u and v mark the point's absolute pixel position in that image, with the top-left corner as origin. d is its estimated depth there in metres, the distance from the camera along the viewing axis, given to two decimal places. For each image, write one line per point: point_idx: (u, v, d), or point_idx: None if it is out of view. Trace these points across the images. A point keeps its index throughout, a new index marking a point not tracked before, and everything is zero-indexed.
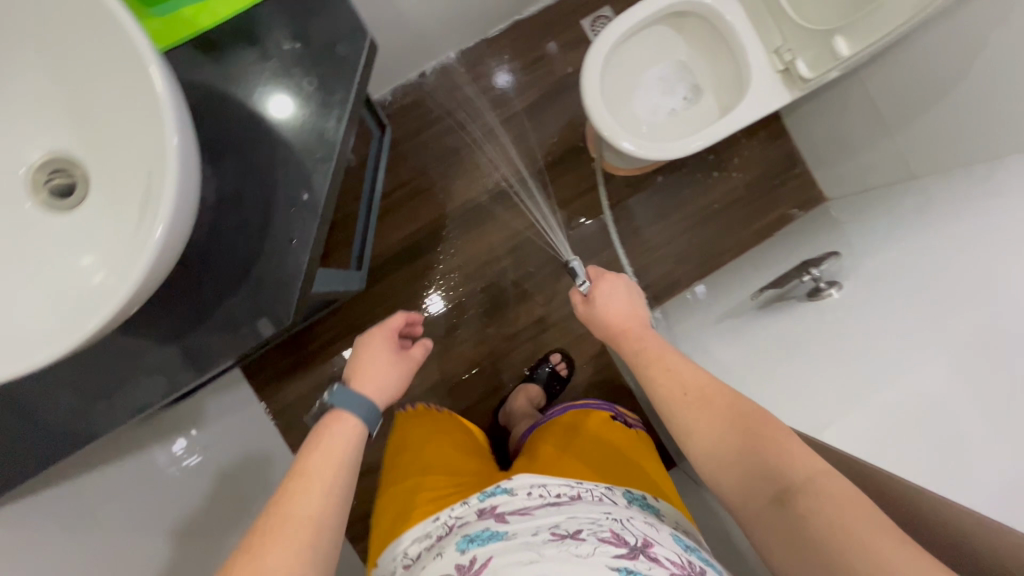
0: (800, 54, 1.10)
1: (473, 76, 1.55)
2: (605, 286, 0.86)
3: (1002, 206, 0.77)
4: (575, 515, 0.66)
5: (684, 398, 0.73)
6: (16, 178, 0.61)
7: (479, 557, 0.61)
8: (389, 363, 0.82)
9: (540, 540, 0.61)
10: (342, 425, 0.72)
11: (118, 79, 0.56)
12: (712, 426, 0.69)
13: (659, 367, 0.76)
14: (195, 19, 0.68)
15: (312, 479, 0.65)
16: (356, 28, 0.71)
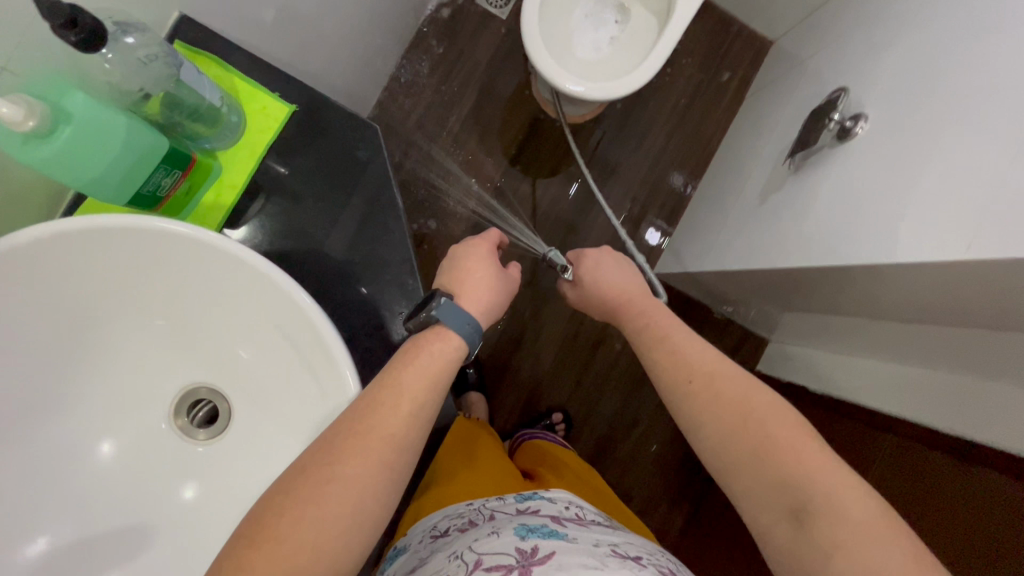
0: None
1: (409, 103, 1.52)
2: (591, 261, 0.86)
3: None
4: (632, 542, 0.53)
5: (688, 387, 0.65)
6: (165, 434, 0.60)
7: (541, 547, 0.47)
8: (496, 279, 0.69)
9: (599, 552, 0.47)
10: (440, 344, 0.59)
11: (226, 286, 0.59)
12: (735, 400, 0.61)
13: (663, 349, 0.71)
14: (219, 199, 0.66)
15: (389, 414, 0.53)
16: (363, 128, 0.72)
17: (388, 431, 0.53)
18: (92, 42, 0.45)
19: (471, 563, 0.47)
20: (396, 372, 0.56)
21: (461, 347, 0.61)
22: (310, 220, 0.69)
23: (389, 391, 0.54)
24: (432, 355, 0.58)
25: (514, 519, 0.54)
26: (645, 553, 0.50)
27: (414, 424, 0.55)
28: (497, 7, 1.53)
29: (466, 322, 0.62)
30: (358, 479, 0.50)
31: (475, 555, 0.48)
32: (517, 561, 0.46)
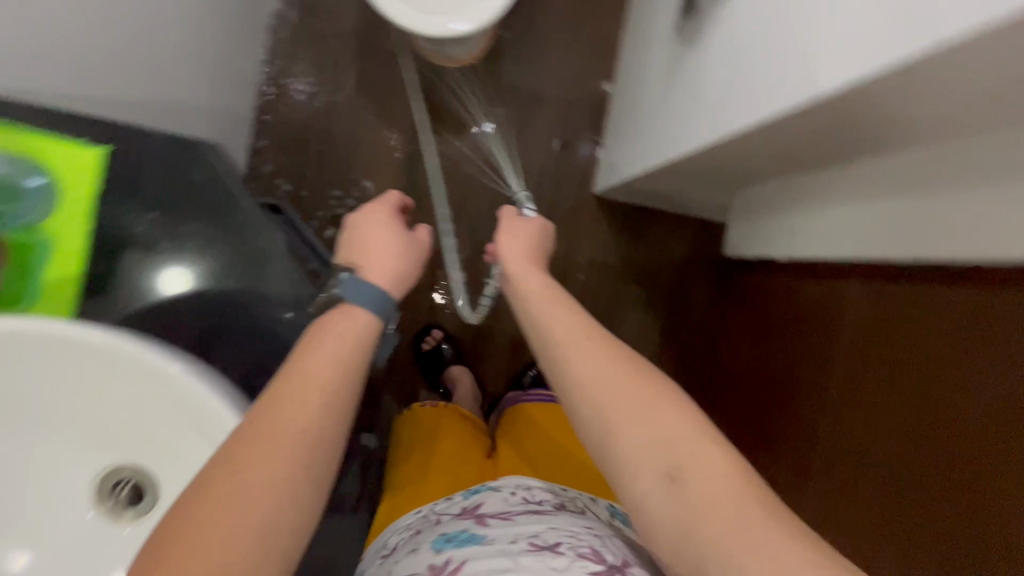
0: None
1: (293, 88, 1.35)
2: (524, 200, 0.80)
3: None
4: (557, 526, 0.56)
5: (560, 337, 0.55)
6: (93, 523, 0.57)
7: (455, 559, 0.53)
8: (402, 245, 0.64)
9: (518, 549, 0.52)
10: (347, 321, 0.55)
11: (76, 363, 0.55)
12: (607, 365, 0.52)
13: (547, 301, 0.60)
14: (68, 273, 0.60)
15: (297, 409, 0.48)
16: (188, 145, 0.68)
17: (293, 427, 0.47)
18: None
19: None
20: (292, 374, 0.50)
21: (353, 340, 0.53)
22: (166, 263, 0.65)
23: (286, 388, 0.49)
24: (323, 362, 0.51)
25: (437, 531, 0.59)
26: (566, 537, 0.53)
27: (326, 419, 0.49)
28: None
29: (373, 299, 0.57)
30: (262, 483, 0.45)
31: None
32: None
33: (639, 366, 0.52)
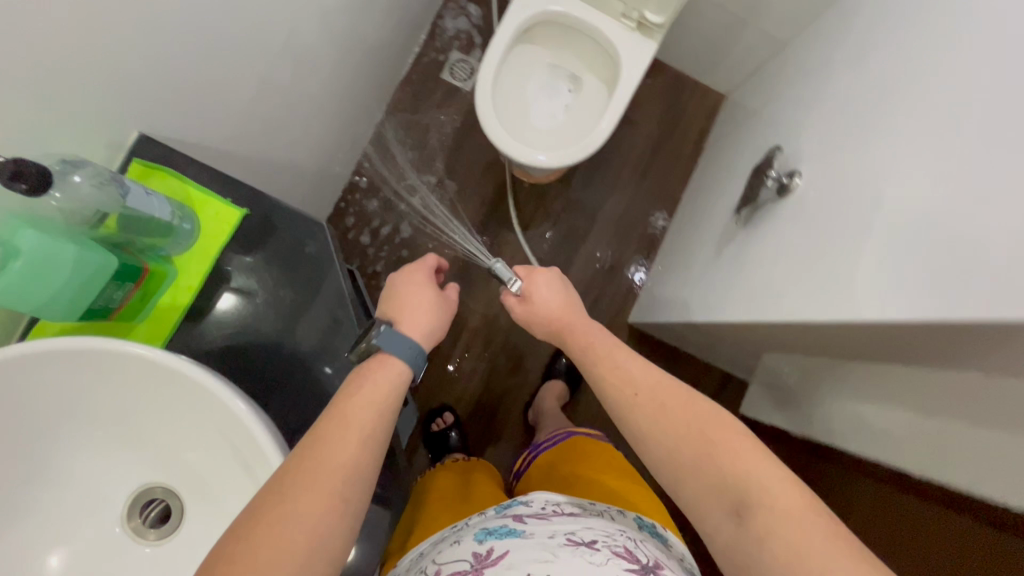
0: (643, 7, 0.89)
1: (601, 205, 1.28)
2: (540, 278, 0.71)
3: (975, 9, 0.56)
4: (591, 525, 0.51)
5: (635, 398, 0.55)
6: None
7: (496, 551, 0.48)
8: (548, 290, 0.70)
9: (554, 542, 0.47)
10: (416, 295, 0.62)
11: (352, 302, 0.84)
12: (648, 412, 0.53)
13: (607, 366, 0.60)
14: None
15: (378, 388, 0.50)
16: None
17: (371, 407, 0.48)
18: (48, 186, 0.37)
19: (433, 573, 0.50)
20: (376, 365, 0.52)
21: (408, 371, 0.53)
22: None
23: (373, 378, 0.51)
24: (395, 364, 0.52)
25: (477, 525, 0.56)
26: (602, 537, 0.49)
27: (391, 397, 0.50)
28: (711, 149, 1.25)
29: (409, 346, 0.54)
30: (336, 470, 0.44)
31: (438, 566, 0.51)
32: (471, 565, 0.48)
33: (667, 413, 0.52)
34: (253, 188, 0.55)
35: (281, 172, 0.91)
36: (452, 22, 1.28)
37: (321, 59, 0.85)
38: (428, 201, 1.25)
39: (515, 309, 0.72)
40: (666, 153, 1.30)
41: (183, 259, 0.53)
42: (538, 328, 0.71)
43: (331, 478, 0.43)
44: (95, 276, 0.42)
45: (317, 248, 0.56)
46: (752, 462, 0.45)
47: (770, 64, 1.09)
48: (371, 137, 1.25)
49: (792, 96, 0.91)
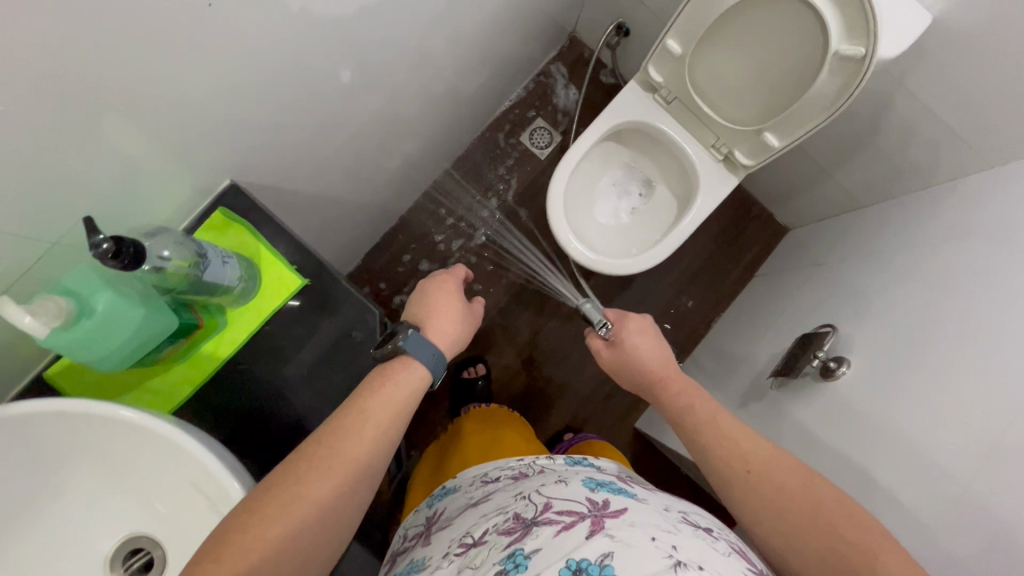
0: (735, 145, 0.89)
1: (640, 302, 1.28)
2: (634, 323, 0.72)
3: None
4: (695, 512, 0.48)
5: (744, 473, 0.52)
6: None
7: (614, 504, 0.43)
8: (644, 339, 0.70)
9: (671, 516, 0.44)
10: (440, 292, 0.63)
11: None
12: (768, 498, 0.50)
13: (709, 431, 0.57)
14: None
15: (399, 387, 0.52)
16: None
17: (394, 411, 0.50)
18: (136, 262, 0.37)
19: (541, 505, 0.44)
20: (399, 366, 0.53)
21: (428, 377, 0.55)
22: None
23: (396, 379, 0.52)
24: (417, 368, 0.54)
25: (582, 475, 0.51)
26: (717, 528, 0.46)
27: (410, 401, 0.52)
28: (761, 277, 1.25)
29: (433, 351, 0.56)
30: (351, 460, 0.46)
31: (546, 498, 0.45)
32: (590, 510, 0.42)
33: (803, 486, 0.49)
34: (313, 257, 0.59)
35: (343, 209, 0.93)
36: (563, 91, 1.31)
37: (396, 114, 0.87)
38: (493, 217, 1.29)
39: (607, 357, 0.74)
40: (717, 269, 1.29)
41: (235, 311, 0.54)
42: (628, 380, 0.72)
43: (345, 470, 0.46)
44: (154, 334, 0.43)
45: (362, 336, 0.58)
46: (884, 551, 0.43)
47: (840, 221, 1.07)
48: (440, 174, 1.27)
49: (856, 272, 0.90)
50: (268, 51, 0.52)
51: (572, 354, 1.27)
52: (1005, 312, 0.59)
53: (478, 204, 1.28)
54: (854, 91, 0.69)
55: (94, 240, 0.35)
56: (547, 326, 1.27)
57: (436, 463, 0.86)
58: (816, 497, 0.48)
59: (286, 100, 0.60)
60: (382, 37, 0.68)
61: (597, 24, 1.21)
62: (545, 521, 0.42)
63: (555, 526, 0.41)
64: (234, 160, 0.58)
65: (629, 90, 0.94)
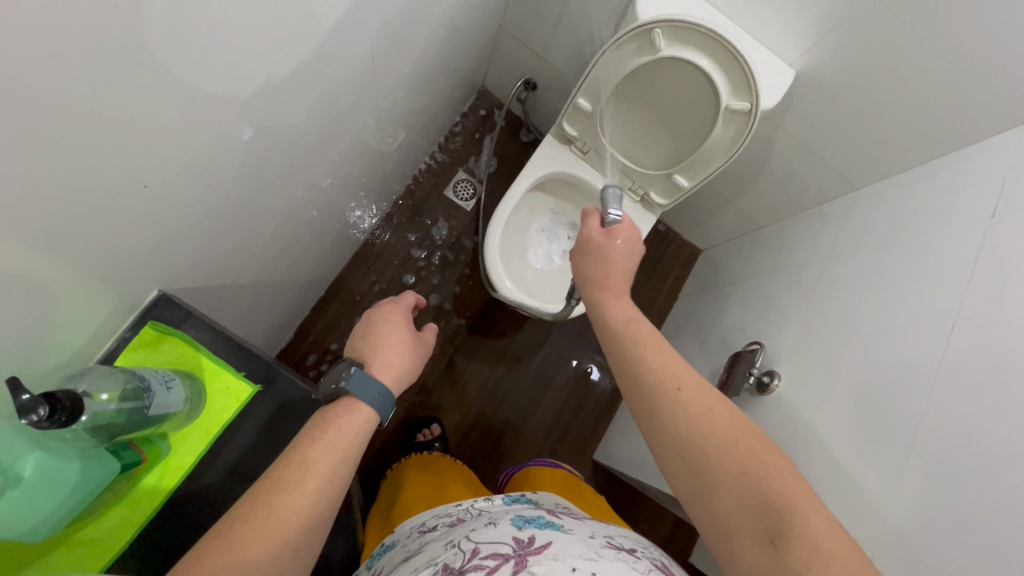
0: (649, 186, 0.97)
1: (579, 335, 1.33)
2: (627, 236, 0.61)
3: (937, 290, 0.66)
4: (621, 535, 0.47)
5: (675, 394, 0.47)
6: None
7: (539, 539, 0.41)
8: (628, 261, 0.61)
9: (594, 541, 0.42)
10: (388, 323, 0.61)
11: None
12: (691, 416, 0.45)
13: (651, 347, 0.51)
14: None
15: (342, 432, 0.49)
16: None
17: (337, 457, 0.47)
18: (76, 415, 0.34)
19: (468, 552, 0.42)
20: (343, 411, 0.51)
21: (376, 417, 0.53)
22: None
23: (337, 424, 0.50)
24: (363, 409, 0.52)
25: (512, 513, 0.49)
26: (640, 547, 0.45)
27: (355, 447, 0.49)
28: (684, 298, 1.34)
29: (378, 390, 0.53)
30: (291, 514, 0.43)
31: (472, 544, 0.43)
32: (514, 550, 0.40)
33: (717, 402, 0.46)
34: (263, 362, 0.58)
35: (273, 287, 0.89)
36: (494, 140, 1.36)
37: (321, 184, 0.85)
38: (431, 265, 1.29)
39: (592, 235, 0.62)
40: (645, 294, 1.38)
41: (178, 434, 0.50)
42: (588, 265, 0.62)
43: (286, 525, 0.42)
44: (97, 488, 0.39)
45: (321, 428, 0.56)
46: (780, 464, 0.42)
47: (746, 241, 1.19)
48: (372, 230, 1.26)
49: (767, 288, 1.01)
50: (179, 149, 0.49)
51: (521, 394, 1.28)
52: (899, 318, 0.69)
53: (414, 256, 1.28)
54: (747, 136, 0.79)
55: (29, 404, 0.31)
56: (494, 371, 1.28)
57: (375, 515, 0.81)
58: (740, 424, 0.45)
59: (206, 192, 0.57)
60: (300, 116, 0.66)
61: (506, 79, 1.27)
62: (469, 568, 0.39)
63: (479, 573, 0.38)
64: (155, 264, 0.54)
65: (547, 143, 1.00)
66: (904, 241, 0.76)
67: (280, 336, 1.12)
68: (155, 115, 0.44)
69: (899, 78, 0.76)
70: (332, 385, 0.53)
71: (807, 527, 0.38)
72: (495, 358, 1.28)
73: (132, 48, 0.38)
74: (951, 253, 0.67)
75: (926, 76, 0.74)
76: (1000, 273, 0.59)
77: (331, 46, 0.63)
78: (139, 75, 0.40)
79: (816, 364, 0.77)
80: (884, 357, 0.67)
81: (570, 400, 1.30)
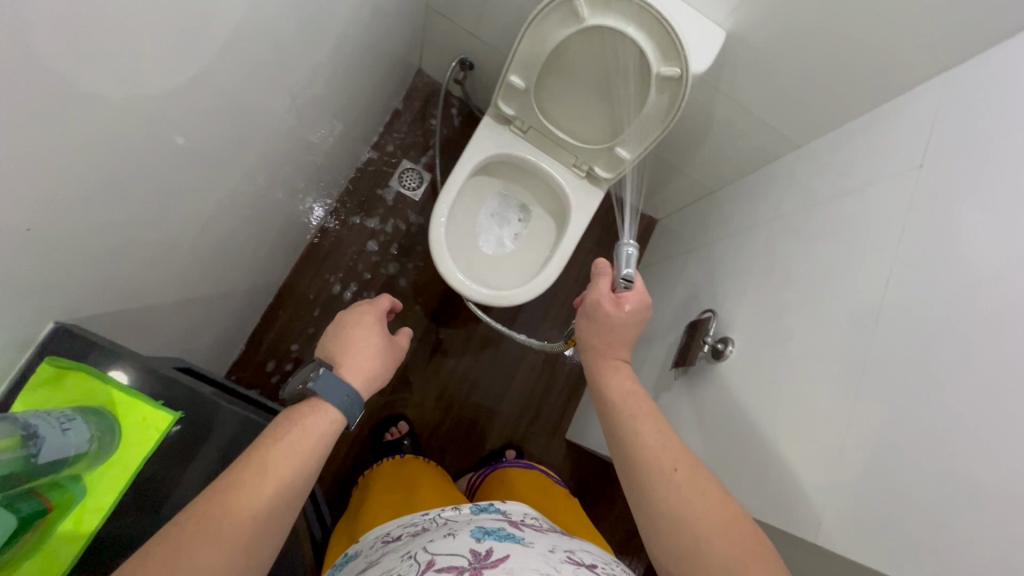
0: (592, 161, 0.95)
1: (542, 316, 1.32)
2: (636, 311, 0.60)
3: (874, 242, 0.66)
4: (585, 550, 0.45)
5: (671, 473, 0.47)
6: None
7: (497, 551, 0.40)
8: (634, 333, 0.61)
9: (553, 555, 0.41)
10: (359, 325, 0.57)
11: None
12: (684, 499, 0.46)
13: (648, 422, 0.51)
14: None
15: (305, 434, 0.46)
16: None
17: (299, 461, 0.44)
18: None
19: (423, 563, 0.40)
20: (308, 411, 0.47)
21: (342, 420, 0.49)
22: None
23: (301, 425, 0.46)
24: (329, 410, 0.48)
25: (473, 525, 0.47)
26: (602, 562, 0.43)
27: (319, 450, 0.46)
28: (643, 269, 1.34)
29: (346, 393, 0.49)
30: (242, 520, 0.39)
31: (429, 556, 0.41)
32: (470, 563, 0.39)
33: (711, 488, 0.46)
34: (181, 383, 0.55)
35: (209, 299, 0.84)
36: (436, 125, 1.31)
37: (248, 189, 0.80)
38: (383, 260, 1.25)
39: (602, 300, 0.61)
40: None
41: (94, 474, 0.47)
42: (593, 331, 0.61)
43: (240, 529, 0.39)
44: None
45: None
46: (762, 556, 0.42)
47: (698, 208, 1.19)
48: (317, 229, 1.21)
49: (719, 253, 1.01)
50: (88, 174, 0.46)
51: (488, 381, 1.27)
52: (840, 275, 0.69)
53: (365, 253, 1.24)
54: (682, 102, 0.78)
55: None
56: (458, 361, 1.26)
57: (340, 526, 0.78)
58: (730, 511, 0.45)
59: (121, 214, 0.53)
60: (216, 122, 0.62)
61: (443, 61, 1.22)
62: None
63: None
64: (64, 297, 0.50)
65: (486, 124, 0.96)
66: (842, 195, 0.76)
67: (230, 349, 1.07)
68: (54, 142, 0.41)
69: (829, 32, 0.75)
70: (300, 386, 0.50)
71: None
72: (458, 347, 1.26)
73: (15, 78, 0.35)
74: (888, 204, 0.67)
75: (853, 28, 0.73)
76: (933, 221, 0.60)
77: (239, 44, 0.59)
78: (29, 102, 0.37)
79: (767, 326, 0.78)
80: (824, 308, 0.69)
81: (539, 382, 1.29)
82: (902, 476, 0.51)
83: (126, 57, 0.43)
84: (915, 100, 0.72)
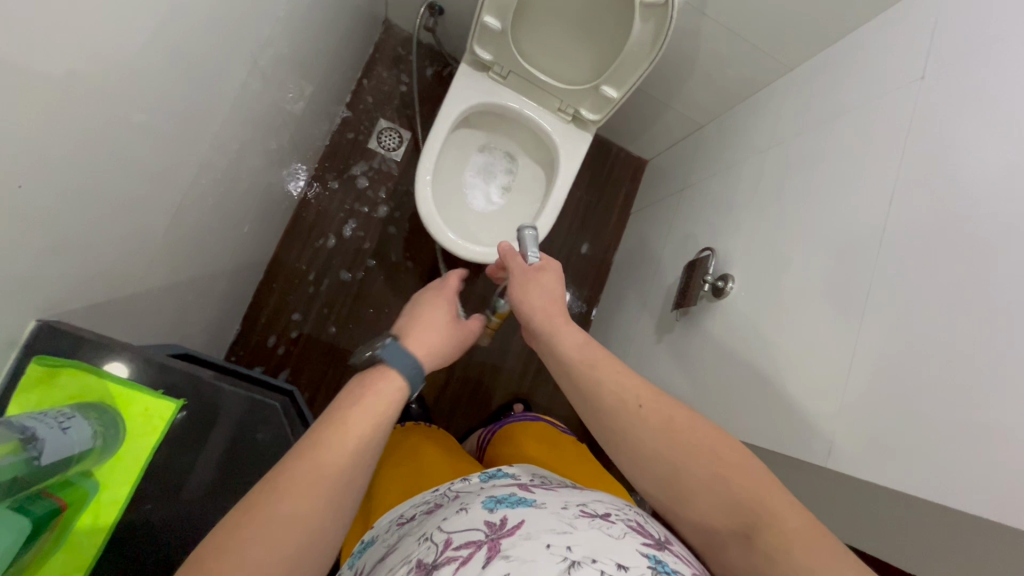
0: (577, 104, 0.91)
1: None
2: (546, 273, 0.59)
3: (874, 162, 0.64)
4: (600, 501, 0.46)
5: (638, 411, 0.46)
6: None
7: (512, 519, 0.40)
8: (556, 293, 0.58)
9: (568, 512, 0.41)
10: (437, 303, 0.56)
11: None
12: (659, 436, 0.45)
13: (602, 366, 0.50)
14: None
15: (379, 391, 0.45)
16: None
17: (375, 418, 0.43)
18: None
19: (441, 544, 0.40)
20: (379, 373, 0.46)
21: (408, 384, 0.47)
22: None
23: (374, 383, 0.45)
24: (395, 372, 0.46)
25: (484, 494, 0.48)
26: (615, 509, 0.43)
27: (393, 405, 0.45)
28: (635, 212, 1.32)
29: (413, 362, 0.48)
30: (329, 475, 0.39)
31: (445, 535, 0.41)
32: (486, 535, 0.39)
33: (676, 413, 0.46)
34: (178, 370, 0.53)
35: (197, 280, 0.82)
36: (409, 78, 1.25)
37: (221, 162, 0.77)
38: (371, 226, 1.22)
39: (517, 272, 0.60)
40: (596, 216, 1.34)
41: (105, 467, 0.47)
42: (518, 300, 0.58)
43: (327, 483, 0.38)
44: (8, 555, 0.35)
45: (267, 435, 0.53)
46: (741, 461, 0.42)
47: (688, 144, 1.16)
48: (298, 200, 1.17)
49: (712, 189, 0.99)
50: (55, 161, 0.43)
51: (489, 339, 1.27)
52: (840, 200, 0.68)
53: (351, 220, 1.21)
54: (668, 32, 0.73)
55: None
56: None
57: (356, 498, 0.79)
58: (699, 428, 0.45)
59: (93, 199, 0.50)
60: (183, 93, 0.59)
61: (410, 7, 1.15)
62: (443, 561, 0.38)
63: (452, 566, 0.37)
64: (42, 292, 0.48)
65: (462, 73, 0.91)
66: (838, 117, 0.73)
67: (225, 329, 1.05)
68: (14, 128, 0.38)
69: None
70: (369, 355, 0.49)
71: (774, 521, 0.38)
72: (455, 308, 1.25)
73: None
74: (887, 122, 0.65)
75: None
76: (935, 135, 0.58)
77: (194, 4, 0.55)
78: None
79: (765, 258, 0.77)
80: (824, 236, 0.68)
81: None
82: (911, 397, 0.51)
83: (77, 27, 0.40)
84: (914, 7, 0.68)
